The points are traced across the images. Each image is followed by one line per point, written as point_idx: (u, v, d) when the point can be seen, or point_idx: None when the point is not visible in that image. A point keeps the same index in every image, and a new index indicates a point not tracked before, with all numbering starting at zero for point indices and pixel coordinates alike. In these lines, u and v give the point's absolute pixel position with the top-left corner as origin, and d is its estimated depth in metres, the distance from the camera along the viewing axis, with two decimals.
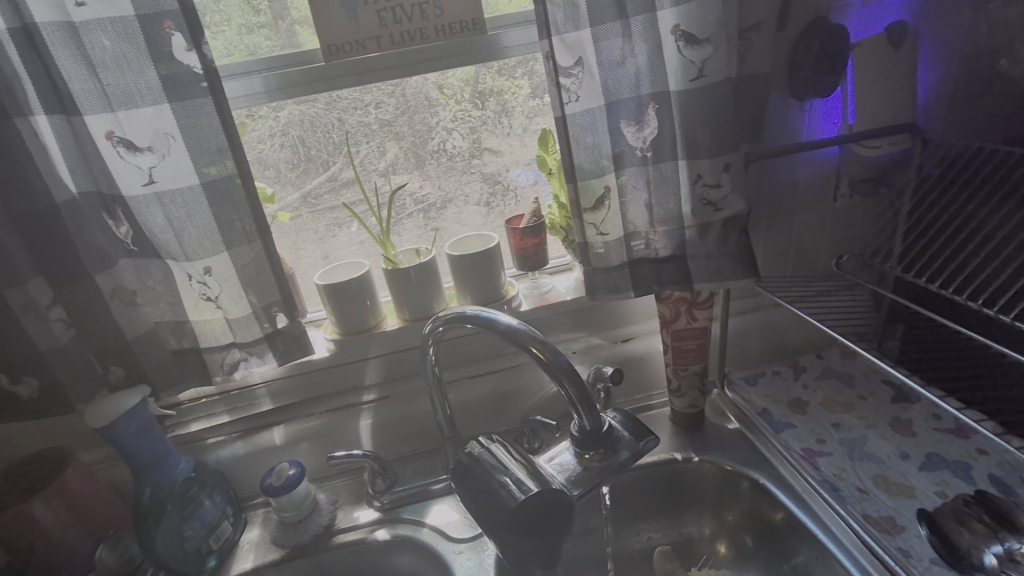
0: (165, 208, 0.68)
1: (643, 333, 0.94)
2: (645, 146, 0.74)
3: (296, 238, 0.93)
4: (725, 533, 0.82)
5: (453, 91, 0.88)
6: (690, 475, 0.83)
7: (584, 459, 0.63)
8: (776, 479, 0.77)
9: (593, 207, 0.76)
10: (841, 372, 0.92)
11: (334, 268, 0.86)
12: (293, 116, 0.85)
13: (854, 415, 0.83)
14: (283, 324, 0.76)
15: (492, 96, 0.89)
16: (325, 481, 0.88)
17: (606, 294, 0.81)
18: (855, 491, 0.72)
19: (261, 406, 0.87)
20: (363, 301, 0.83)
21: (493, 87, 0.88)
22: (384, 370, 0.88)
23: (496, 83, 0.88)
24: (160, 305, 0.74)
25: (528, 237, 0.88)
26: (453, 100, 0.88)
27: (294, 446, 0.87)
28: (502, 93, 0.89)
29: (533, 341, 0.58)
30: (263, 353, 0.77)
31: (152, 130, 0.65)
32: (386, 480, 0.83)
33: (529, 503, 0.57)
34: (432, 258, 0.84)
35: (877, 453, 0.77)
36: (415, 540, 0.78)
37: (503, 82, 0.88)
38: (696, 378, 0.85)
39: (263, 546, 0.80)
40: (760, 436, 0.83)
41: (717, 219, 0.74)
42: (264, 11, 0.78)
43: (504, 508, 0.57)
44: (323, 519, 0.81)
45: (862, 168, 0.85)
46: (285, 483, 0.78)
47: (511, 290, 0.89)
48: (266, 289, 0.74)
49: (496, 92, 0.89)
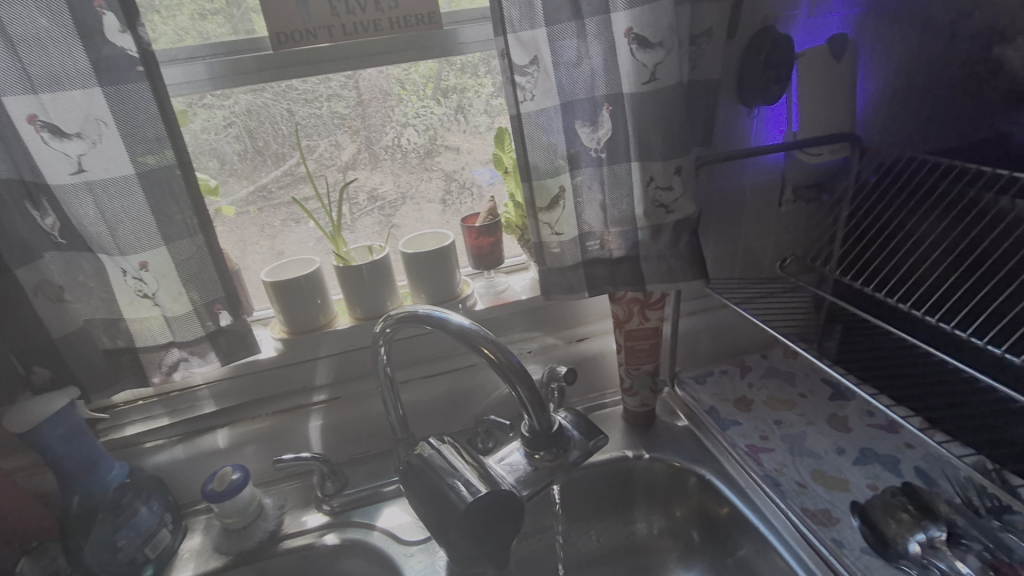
0: (96, 199, 0.64)
1: (597, 333, 0.95)
2: (600, 147, 0.74)
3: (241, 233, 0.90)
4: (673, 528, 0.84)
5: (415, 88, 0.87)
6: (641, 472, 0.85)
7: (535, 459, 0.63)
8: (722, 475, 0.80)
9: (548, 206, 0.76)
10: (784, 370, 0.96)
11: (282, 265, 0.83)
12: (237, 106, 0.81)
13: (795, 412, 0.87)
14: (227, 323, 0.73)
15: (456, 92, 0.88)
16: (272, 485, 0.85)
17: (561, 294, 0.81)
18: (795, 486, 0.74)
19: (203, 408, 0.84)
20: (313, 299, 0.81)
21: (457, 84, 0.88)
22: (335, 369, 0.86)
23: (459, 81, 0.88)
24: (91, 302, 0.70)
25: (484, 236, 0.88)
26: (416, 96, 0.87)
27: (239, 449, 0.83)
28: (466, 91, 0.89)
29: (485, 342, 0.58)
30: (205, 352, 0.74)
31: (82, 116, 0.61)
32: (335, 483, 0.81)
33: (478, 504, 0.58)
34: (385, 256, 0.82)
35: (815, 448, 0.80)
36: (365, 544, 0.76)
37: (466, 81, 0.88)
38: (647, 377, 0.87)
39: (205, 553, 0.77)
40: (708, 433, 0.86)
41: (669, 221, 0.75)
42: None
43: (454, 511, 0.57)
44: (268, 524, 0.78)
45: (806, 175, 0.88)
46: (227, 488, 0.74)
47: (466, 289, 0.89)
48: (209, 286, 0.71)
49: (459, 89, 0.88)
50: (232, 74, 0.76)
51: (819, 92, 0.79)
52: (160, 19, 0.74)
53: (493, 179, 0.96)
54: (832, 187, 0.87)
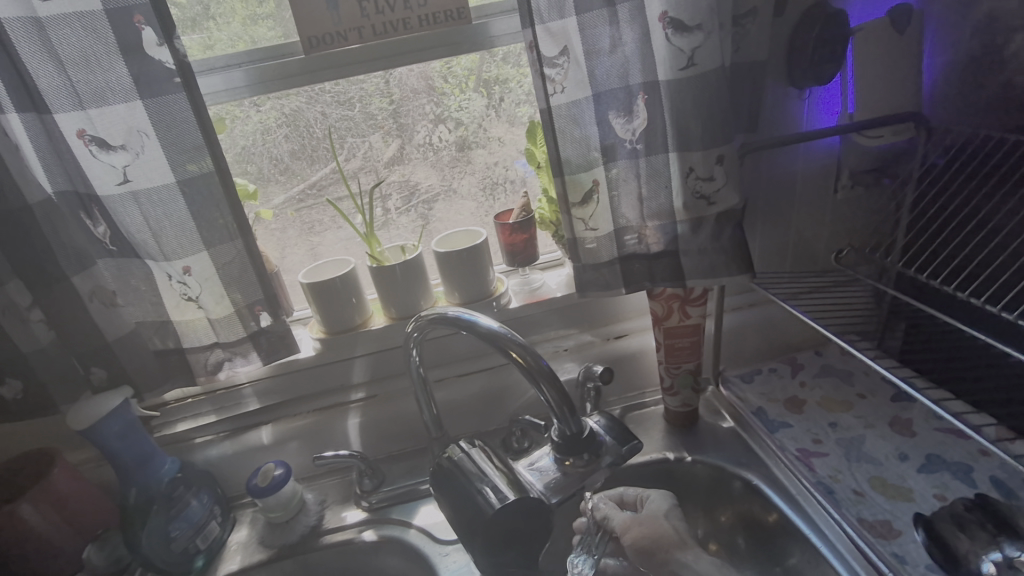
0: (142, 207, 0.67)
1: (636, 330, 0.92)
2: (635, 138, 0.71)
3: (282, 235, 0.92)
4: (717, 533, 0.80)
5: (457, 81, 0.86)
6: (683, 474, 0.82)
7: (565, 465, 0.61)
8: (770, 481, 0.76)
9: (582, 201, 0.73)
10: (840, 369, 0.90)
11: (319, 266, 0.84)
12: (279, 110, 0.83)
13: (852, 414, 0.81)
14: (267, 323, 0.75)
15: (496, 85, 0.87)
16: (313, 481, 0.88)
17: (596, 291, 0.79)
18: (851, 494, 0.70)
19: (248, 405, 0.87)
20: (349, 298, 0.82)
21: (498, 76, 0.86)
22: (372, 368, 0.87)
23: (501, 72, 0.86)
24: (142, 305, 0.73)
25: (518, 233, 0.86)
26: (457, 90, 0.86)
27: (282, 446, 0.86)
28: (507, 82, 0.87)
29: (514, 345, 0.57)
30: (247, 353, 0.76)
31: (125, 128, 0.63)
32: (373, 480, 0.83)
33: (505, 510, 0.57)
34: (418, 255, 0.82)
35: (874, 454, 0.75)
36: (402, 541, 0.77)
37: (508, 71, 0.86)
38: (689, 376, 0.84)
39: (252, 545, 0.80)
40: (755, 435, 0.81)
41: (711, 213, 0.71)
42: (268, 2, 0.76)
43: (483, 515, 0.57)
44: (309, 519, 0.81)
45: (864, 160, 0.82)
46: (270, 483, 0.77)
47: (499, 286, 0.87)
48: (249, 288, 0.73)
49: (501, 81, 0.87)
50: (278, 78, 0.78)
51: (877, 69, 0.73)
52: (214, 26, 0.76)
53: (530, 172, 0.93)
54: (894, 172, 0.81)
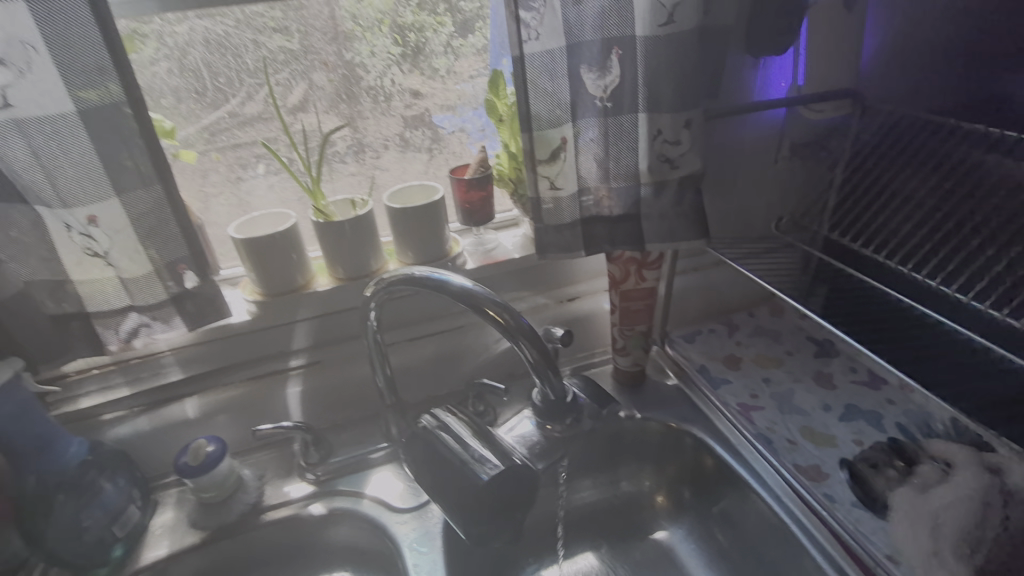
0: (29, 140, 0.55)
1: (587, 292, 0.93)
2: (605, 96, 0.69)
3: (204, 181, 0.80)
4: (665, 486, 0.85)
5: (368, 23, 0.76)
6: (634, 431, 0.85)
7: (546, 429, 0.64)
8: (714, 434, 0.81)
9: (549, 159, 0.71)
10: (770, 329, 0.97)
11: (252, 220, 0.75)
12: (196, 34, 0.71)
13: (782, 369, 0.89)
14: (192, 285, 0.66)
15: (411, 32, 0.78)
16: (248, 456, 0.80)
17: (556, 253, 0.77)
18: (786, 443, 0.76)
19: (169, 376, 0.77)
20: (289, 256, 0.74)
21: (412, 22, 0.78)
22: (315, 333, 0.80)
23: (416, 18, 0.78)
24: (29, 261, 0.61)
25: (474, 190, 0.81)
26: (369, 32, 0.77)
27: (210, 419, 0.77)
28: (423, 30, 0.78)
29: (489, 303, 0.55)
30: (170, 318, 0.66)
31: (3, 38, 0.50)
32: (320, 451, 0.77)
33: (495, 478, 0.57)
34: (370, 210, 0.76)
35: (802, 405, 0.82)
36: (356, 513, 0.73)
37: (423, 18, 0.78)
38: (640, 338, 0.86)
39: (180, 528, 0.72)
40: (698, 391, 0.87)
41: (673, 177, 0.72)
42: None
43: (473, 487, 0.56)
44: (250, 497, 0.74)
45: (805, 131, 0.87)
46: (203, 462, 0.69)
47: (456, 247, 0.83)
48: (170, 244, 0.63)
49: (417, 28, 0.78)
50: None
51: (833, 40, 0.77)
52: None
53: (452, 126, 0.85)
54: (828, 145, 0.86)
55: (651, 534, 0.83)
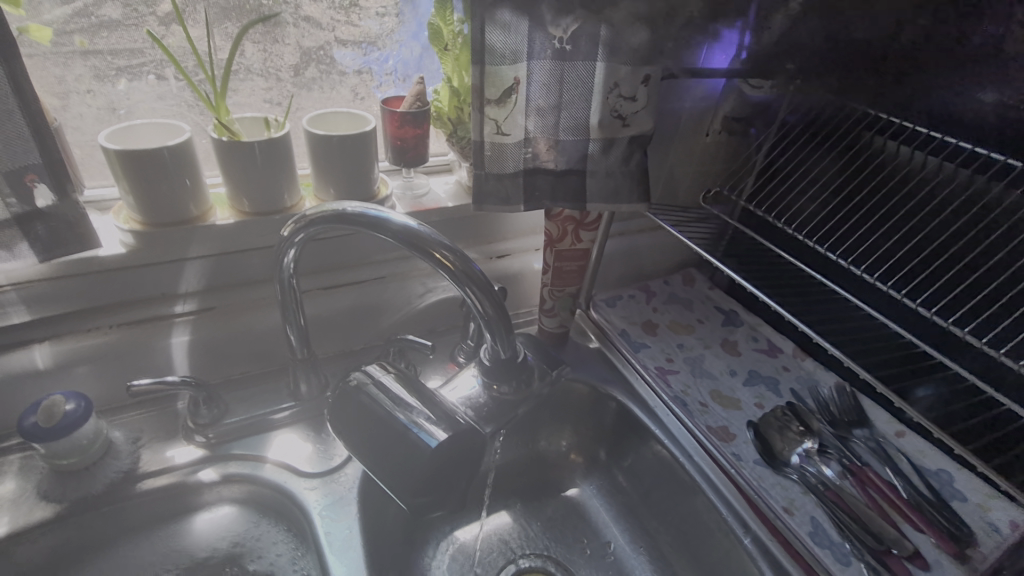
0: None
1: (518, 249, 0.90)
2: (565, 37, 0.63)
3: (64, 72, 0.62)
4: (581, 445, 0.86)
5: None
6: (557, 392, 0.85)
7: (493, 391, 0.60)
8: (634, 398, 0.83)
9: (499, 100, 0.65)
10: (684, 297, 1.01)
11: (132, 129, 0.61)
12: None
13: (694, 336, 0.93)
14: (46, 205, 0.53)
15: None
16: (118, 415, 0.68)
17: (495, 206, 0.73)
18: (698, 405, 0.80)
19: (9, 319, 0.61)
20: (181, 180, 0.61)
21: None
22: (209, 274, 0.68)
23: None
24: None
25: (407, 126, 0.73)
26: None
27: (67, 371, 0.64)
28: None
29: (437, 246, 0.50)
30: (12, 243, 0.52)
31: None
32: (213, 411, 0.67)
33: (442, 445, 0.52)
34: (286, 134, 0.64)
35: (712, 370, 0.87)
36: (257, 479, 0.65)
37: None
38: (569, 299, 0.86)
39: (25, 501, 0.59)
40: (619, 355, 0.88)
41: (623, 135, 0.70)
42: None
43: (417, 451, 0.52)
44: (121, 463, 0.63)
45: (738, 106, 0.87)
46: (58, 425, 0.56)
47: (383, 190, 0.74)
48: (16, 146, 0.50)
49: None
50: None
51: None
52: None
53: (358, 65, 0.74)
54: (757, 123, 0.89)
55: (564, 491, 0.85)
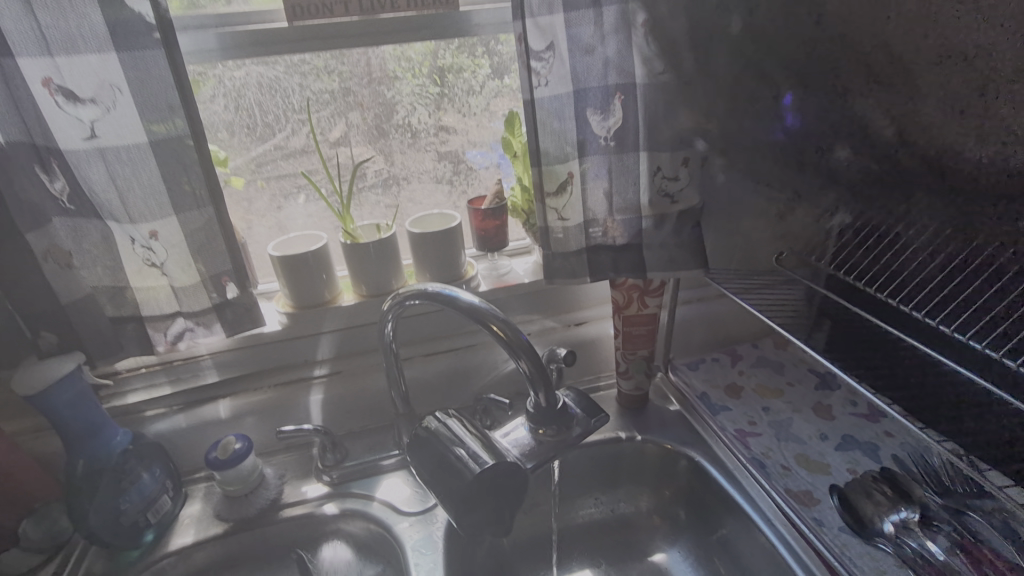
0: (108, 164, 0.64)
1: (596, 318, 0.98)
2: (609, 136, 0.75)
3: (249, 205, 0.88)
4: (661, 507, 0.87)
5: (410, 65, 0.84)
6: (633, 453, 0.88)
7: (539, 434, 0.67)
8: (711, 458, 0.83)
9: (556, 192, 0.77)
10: (773, 360, 1.00)
11: (288, 240, 0.83)
12: (250, 78, 0.80)
13: (782, 400, 0.91)
14: (233, 295, 0.74)
15: (451, 74, 0.86)
16: (271, 457, 0.87)
17: (563, 279, 0.83)
18: (779, 468, 0.79)
19: (206, 378, 0.84)
20: (320, 274, 0.82)
21: (453, 64, 0.86)
22: (337, 344, 0.87)
23: (456, 60, 0.86)
24: (96, 270, 0.69)
25: (490, 219, 0.88)
26: (410, 74, 0.85)
27: (239, 420, 0.85)
28: (462, 71, 0.87)
29: (494, 319, 0.61)
30: (211, 323, 0.74)
31: (96, 81, 0.60)
32: (336, 455, 0.83)
33: (485, 474, 0.61)
34: (393, 234, 0.83)
35: (800, 434, 0.84)
36: (364, 513, 0.78)
37: (463, 60, 0.86)
38: (643, 362, 0.90)
39: (205, 519, 0.79)
40: (699, 418, 0.89)
41: (673, 211, 0.79)
42: None
43: (462, 479, 0.61)
44: (269, 493, 0.80)
45: (812, 169, 0.85)
46: (230, 456, 0.76)
47: (471, 270, 0.90)
48: (217, 257, 0.71)
49: (456, 69, 0.86)
50: (254, 44, 0.76)
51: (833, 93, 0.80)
52: None
53: (483, 162, 0.94)
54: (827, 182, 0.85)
55: (649, 556, 0.85)
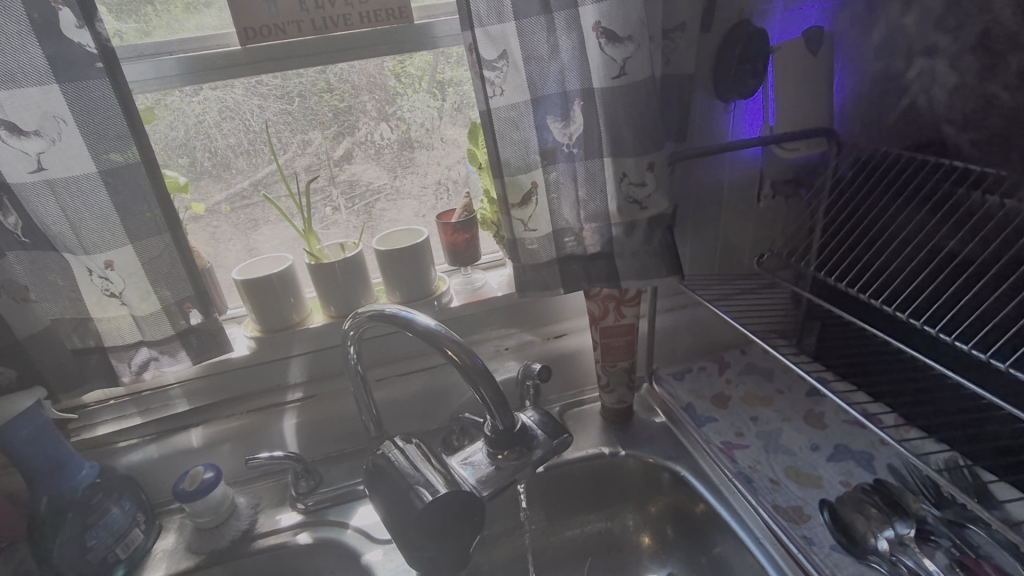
0: (58, 197, 0.64)
1: (575, 329, 0.95)
2: (573, 142, 0.73)
3: (215, 231, 0.88)
4: (649, 525, 0.84)
5: (410, 81, 0.85)
6: (618, 469, 0.85)
7: (498, 458, 0.64)
8: (696, 472, 0.79)
9: (521, 203, 0.75)
10: (763, 366, 0.96)
11: (254, 263, 0.82)
12: (210, 102, 0.79)
13: (771, 408, 0.87)
14: (198, 321, 0.73)
15: (450, 87, 0.87)
16: (245, 485, 0.85)
17: (535, 291, 0.80)
18: (767, 483, 0.75)
19: (177, 407, 0.83)
20: (287, 297, 0.80)
21: (452, 78, 0.86)
22: (309, 367, 0.86)
23: (455, 74, 0.86)
24: (59, 301, 0.69)
25: (459, 233, 0.87)
26: (410, 90, 0.86)
27: (213, 448, 0.83)
28: (461, 84, 0.87)
29: (450, 343, 0.58)
30: (176, 351, 0.73)
31: (39, 113, 0.60)
32: (309, 482, 0.81)
33: (439, 503, 0.59)
34: (358, 253, 0.82)
35: (790, 445, 0.80)
36: (339, 543, 0.76)
37: (462, 73, 0.86)
38: (624, 374, 0.87)
39: (177, 552, 0.77)
40: (685, 431, 0.85)
41: (643, 218, 0.74)
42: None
43: (416, 512, 0.59)
44: (241, 524, 0.78)
45: (782, 170, 0.84)
46: (198, 487, 0.74)
47: (441, 286, 0.88)
48: (178, 284, 0.70)
49: (455, 83, 0.87)
50: (209, 69, 0.74)
51: (798, 84, 0.74)
52: (142, 13, 0.73)
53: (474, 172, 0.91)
54: (810, 183, 0.83)
55: None
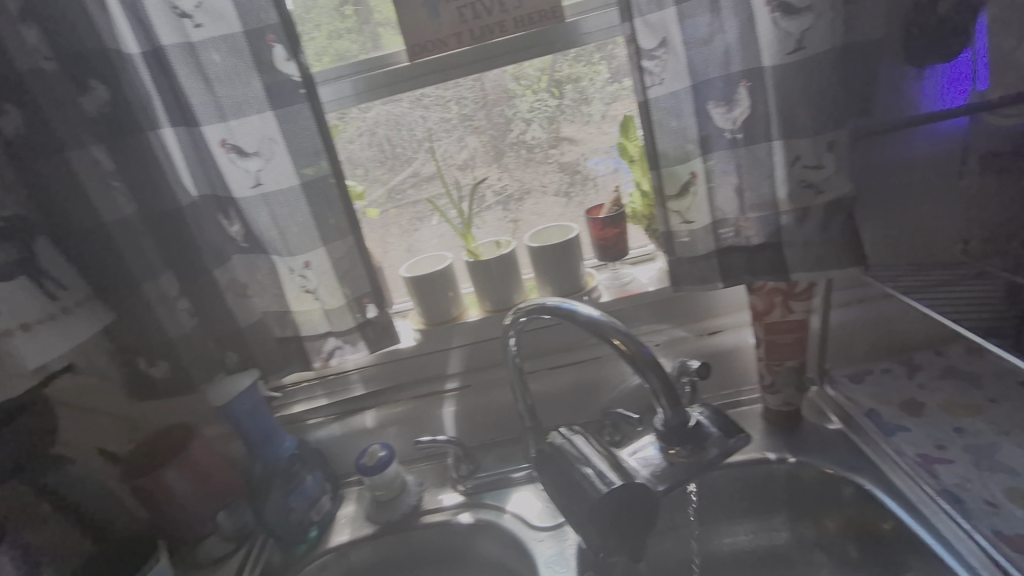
0: (270, 208, 0.74)
1: (732, 325, 0.90)
2: (736, 128, 0.69)
3: (383, 233, 0.97)
4: (825, 541, 0.76)
5: (529, 82, 0.87)
6: (785, 477, 0.78)
7: (671, 454, 0.63)
8: (886, 487, 0.71)
9: (678, 194, 0.72)
10: (966, 371, 0.82)
11: (418, 261, 0.89)
12: (380, 116, 0.88)
13: (982, 420, 0.74)
14: (373, 314, 0.80)
15: (569, 83, 0.87)
16: (412, 465, 0.93)
17: (691, 286, 0.77)
18: (983, 505, 0.64)
19: (355, 391, 0.94)
20: (447, 292, 0.86)
21: (570, 74, 0.86)
22: (467, 359, 0.91)
23: (573, 70, 0.86)
24: (266, 296, 0.80)
25: (609, 228, 0.86)
26: (529, 91, 0.87)
27: (384, 430, 0.92)
28: (580, 81, 0.87)
29: (615, 332, 0.58)
30: (356, 341, 0.81)
31: (258, 137, 0.71)
32: (469, 466, 0.86)
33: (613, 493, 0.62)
34: (513, 249, 0.85)
35: (1012, 463, 0.68)
36: (498, 525, 0.80)
37: (580, 69, 0.86)
38: (792, 374, 0.80)
39: (358, 520, 0.86)
40: (867, 438, 0.77)
41: (819, 203, 0.68)
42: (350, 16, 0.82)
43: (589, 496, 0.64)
44: (411, 499, 0.85)
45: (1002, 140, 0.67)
46: (376, 463, 0.82)
47: (591, 281, 0.89)
48: (359, 281, 0.78)
49: (573, 79, 0.87)
50: (381, 86, 0.83)
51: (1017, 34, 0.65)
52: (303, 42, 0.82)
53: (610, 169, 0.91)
54: None
55: None
